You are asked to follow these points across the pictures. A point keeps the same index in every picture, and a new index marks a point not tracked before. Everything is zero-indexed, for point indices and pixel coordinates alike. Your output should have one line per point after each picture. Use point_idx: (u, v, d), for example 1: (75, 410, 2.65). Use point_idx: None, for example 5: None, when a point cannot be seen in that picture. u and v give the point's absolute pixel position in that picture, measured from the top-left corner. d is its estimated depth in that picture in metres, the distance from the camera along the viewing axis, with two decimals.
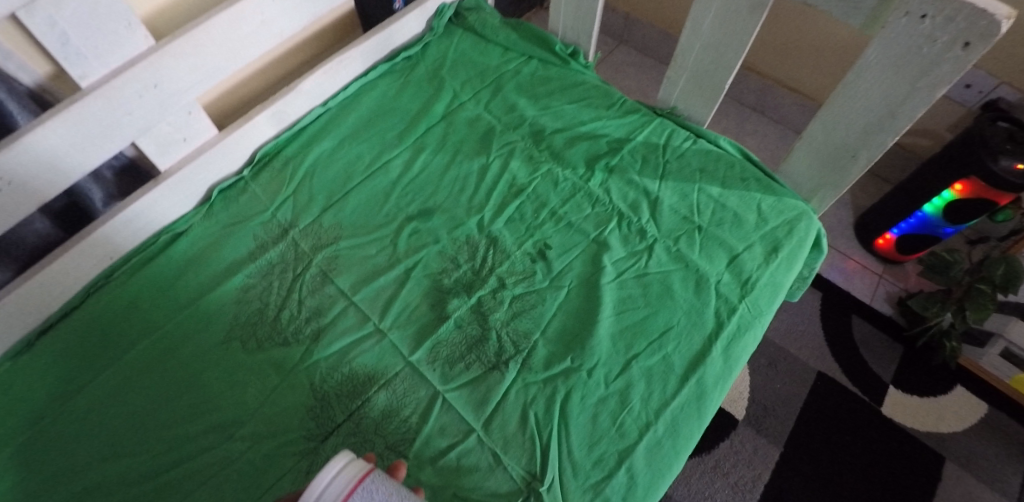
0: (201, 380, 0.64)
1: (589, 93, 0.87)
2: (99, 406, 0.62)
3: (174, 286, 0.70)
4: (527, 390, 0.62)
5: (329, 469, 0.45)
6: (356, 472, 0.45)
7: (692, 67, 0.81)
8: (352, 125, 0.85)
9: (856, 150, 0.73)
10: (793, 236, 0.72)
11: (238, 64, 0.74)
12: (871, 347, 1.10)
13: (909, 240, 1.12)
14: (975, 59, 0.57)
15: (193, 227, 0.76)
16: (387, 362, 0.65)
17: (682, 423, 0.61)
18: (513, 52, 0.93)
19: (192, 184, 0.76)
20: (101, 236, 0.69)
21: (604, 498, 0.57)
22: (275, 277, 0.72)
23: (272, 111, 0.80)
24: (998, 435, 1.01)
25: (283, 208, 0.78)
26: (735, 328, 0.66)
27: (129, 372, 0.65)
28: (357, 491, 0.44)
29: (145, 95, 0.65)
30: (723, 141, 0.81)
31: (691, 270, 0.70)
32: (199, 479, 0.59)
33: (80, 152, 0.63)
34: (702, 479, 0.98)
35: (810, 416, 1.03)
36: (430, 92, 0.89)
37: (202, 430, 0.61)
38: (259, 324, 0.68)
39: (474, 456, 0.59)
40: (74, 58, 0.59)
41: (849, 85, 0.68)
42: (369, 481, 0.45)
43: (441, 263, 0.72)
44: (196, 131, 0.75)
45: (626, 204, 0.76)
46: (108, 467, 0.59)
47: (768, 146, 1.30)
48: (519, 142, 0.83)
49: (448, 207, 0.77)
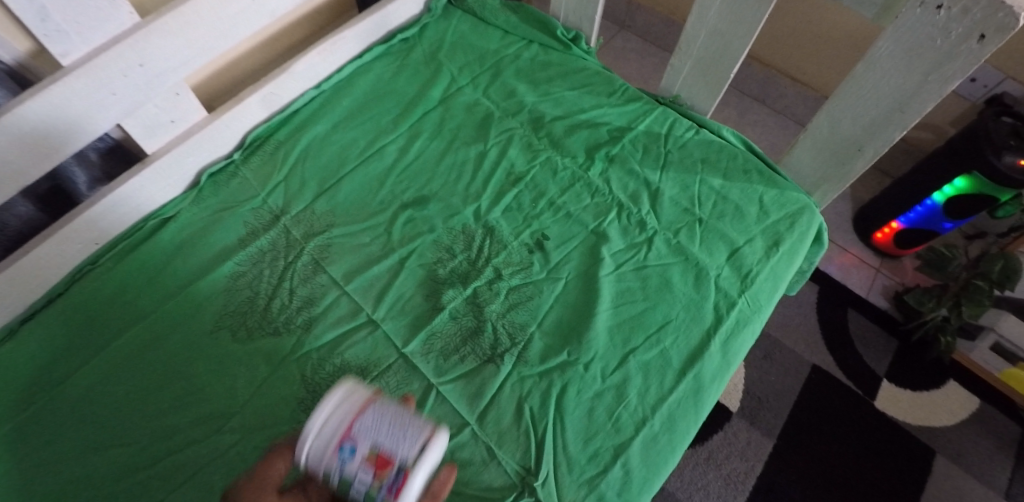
0: (190, 370, 0.63)
1: (591, 80, 0.85)
2: (85, 397, 0.61)
3: (161, 273, 0.69)
4: (522, 383, 0.61)
5: (341, 391, 0.50)
6: (366, 394, 0.50)
7: (696, 55, 0.79)
8: (346, 109, 0.83)
9: (862, 144, 0.72)
10: (795, 231, 0.71)
11: (227, 44, 0.71)
12: (867, 340, 1.10)
13: (907, 235, 1.11)
14: (990, 52, 0.56)
15: (181, 212, 0.74)
16: (380, 354, 0.64)
17: (678, 418, 0.60)
18: (513, 35, 0.90)
19: (180, 168, 0.74)
20: (84, 220, 0.67)
21: (599, 494, 0.56)
22: (266, 265, 0.70)
23: (263, 93, 0.78)
24: (990, 430, 1.02)
25: (274, 193, 0.76)
26: (734, 323, 0.65)
27: (115, 361, 0.63)
28: (368, 407, 0.49)
29: (130, 75, 0.63)
30: (726, 131, 0.80)
31: (691, 263, 0.69)
32: (189, 471, 0.57)
33: (63, 135, 0.60)
34: (695, 471, 0.98)
35: (804, 409, 1.03)
36: (427, 75, 0.87)
37: (191, 421, 0.60)
38: (249, 313, 0.66)
39: (468, 450, 0.58)
40: (55, 35, 0.57)
41: (857, 76, 0.67)
42: (379, 401, 0.50)
43: (436, 253, 0.71)
44: (185, 113, 0.72)
45: (626, 195, 0.75)
46: (95, 458, 0.58)
47: (769, 137, 1.29)
48: (518, 129, 0.81)
49: (444, 195, 0.76)
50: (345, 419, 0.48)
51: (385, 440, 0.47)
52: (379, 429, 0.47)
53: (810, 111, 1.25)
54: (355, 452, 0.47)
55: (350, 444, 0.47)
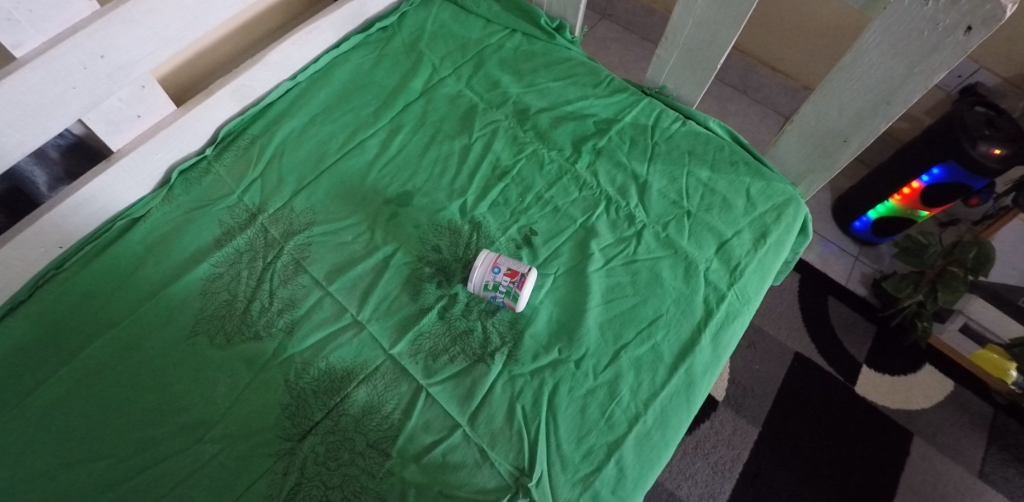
0: (166, 379, 0.60)
1: (576, 70, 0.83)
2: (52, 410, 0.58)
3: (132, 277, 0.65)
4: (514, 383, 0.60)
5: (477, 258, 0.66)
6: (492, 258, 0.66)
7: (682, 44, 0.79)
8: (324, 102, 0.80)
9: (847, 135, 0.72)
10: (781, 222, 0.71)
11: (196, 33, 0.67)
12: (847, 327, 1.12)
13: (883, 223, 1.13)
14: (975, 44, 0.57)
15: (151, 212, 0.70)
16: (366, 356, 0.62)
17: (671, 413, 0.60)
18: (495, 24, 0.88)
19: (149, 165, 0.70)
20: (45, 222, 0.63)
21: (593, 492, 0.55)
22: (243, 266, 0.67)
23: (235, 85, 0.74)
24: (964, 412, 1.05)
25: (250, 191, 0.72)
26: (724, 316, 0.65)
27: (86, 372, 0.60)
28: (501, 258, 0.65)
29: (90, 67, 0.59)
30: (712, 123, 0.79)
31: (680, 257, 0.69)
32: (168, 484, 0.55)
33: (18, 131, 0.56)
34: (683, 460, 0.98)
35: (787, 397, 1.04)
36: (408, 66, 0.84)
37: (169, 432, 0.58)
38: (227, 318, 0.64)
39: (460, 452, 0.57)
40: (5, 24, 0.53)
41: (845, 68, 0.67)
42: (503, 258, 0.65)
43: (421, 250, 0.69)
44: (152, 107, 0.69)
45: (613, 188, 0.74)
46: (67, 474, 0.55)
47: (750, 127, 1.29)
48: (503, 121, 0.80)
49: (429, 190, 0.73)
50: (489, 259, 0.65)
51: (513, 266, 0.64)
52: (511, 262, 0.65)
53: (789, 101, 1.26)
54: (499, 272, 0.64)
55: (495, 269, 0.64)
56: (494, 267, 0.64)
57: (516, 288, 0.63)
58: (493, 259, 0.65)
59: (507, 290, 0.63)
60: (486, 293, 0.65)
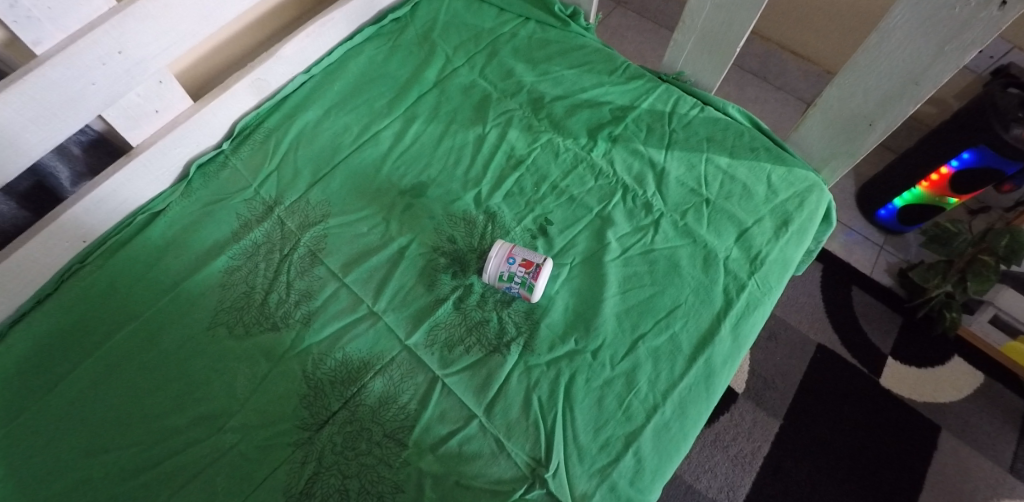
0: (187, 369, 0.61)
1: (591, 57, 0.82)
2: (77, 400, 0.59)
3: (152, 270, 0.66)
4: (529, 374, 0.60)
5: (493, 248, 0.65)
6: (507, 247, 0.65)
7: (700, 29, 0.77)
8: (338, 94, 0.80)
9: (873, 118, 0.70)
10: (804, 209, 0.70)
11: (211, 26, 0.68)
12: (872, 318, 1.09)
13: (908, 210, 1.09)
14: (1010, 19, 0.54)
15: (171, 206, 0.71)
16: (383, 347, 0.62)
17: (690, 405, 0.59)
18: (508, 13, 0.87)
19: (168, 159, 0.71)
20: (68, 217, 0.64)
21: (611, 483, 0.55)
22: (261, 258, 0.68)
23: (250, 79, 0.75)
24: (996, 405, 1.01)
25: (266, 184, 0.73)
26: (745, 306, 0.64)
27: (110, 363, 0.61)
28: (516, 247, 0.65)
29: (109, 63, 0.59)
30: (731, 109, 0.77)
31: (699, 245, 0.67)
32: (189, 473, 0.56)
33: (41, 128, 0.57)
34: (703, 453, 0.97)
35: (810, 389, 1.02)
36: (421, 57, 0.84)
37: (190, 422, 0.58)
38: (245, 309, 0.64)
39: (476, 442, 0.57)
40: (25, 21, 0.53)
41: (871, 47, 0.65)
42: (519, 248, 0.65)
43: (437, 240, 0.69)
44: (169, 102, 0.70)
45: (630, 176, 0.73)
46: (92, 463, 0.56)
47: (771, 113, 1.26)
48: (517, 110, 0.79)
49: (444, 181, 0.73)
50: (506, 247, 0.65)
51: (528, 255, 0.64)
52: (527, 251, 0.64)
53: (811, 87, 1.23)
54: (515, 261, 0.63)
55: (511, 258, 0.64)
56: (509, 256, 0.64)
57: (531, 277, 0.63)
58: (508, 250, 0.64)
59: (523, 280, 0.63)
60: (501, 284, 0.64)
